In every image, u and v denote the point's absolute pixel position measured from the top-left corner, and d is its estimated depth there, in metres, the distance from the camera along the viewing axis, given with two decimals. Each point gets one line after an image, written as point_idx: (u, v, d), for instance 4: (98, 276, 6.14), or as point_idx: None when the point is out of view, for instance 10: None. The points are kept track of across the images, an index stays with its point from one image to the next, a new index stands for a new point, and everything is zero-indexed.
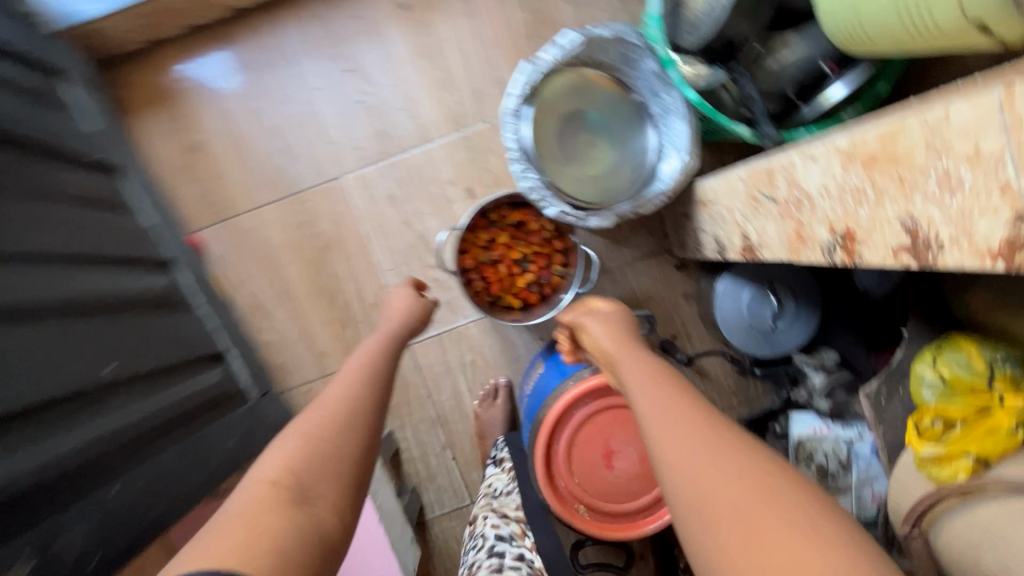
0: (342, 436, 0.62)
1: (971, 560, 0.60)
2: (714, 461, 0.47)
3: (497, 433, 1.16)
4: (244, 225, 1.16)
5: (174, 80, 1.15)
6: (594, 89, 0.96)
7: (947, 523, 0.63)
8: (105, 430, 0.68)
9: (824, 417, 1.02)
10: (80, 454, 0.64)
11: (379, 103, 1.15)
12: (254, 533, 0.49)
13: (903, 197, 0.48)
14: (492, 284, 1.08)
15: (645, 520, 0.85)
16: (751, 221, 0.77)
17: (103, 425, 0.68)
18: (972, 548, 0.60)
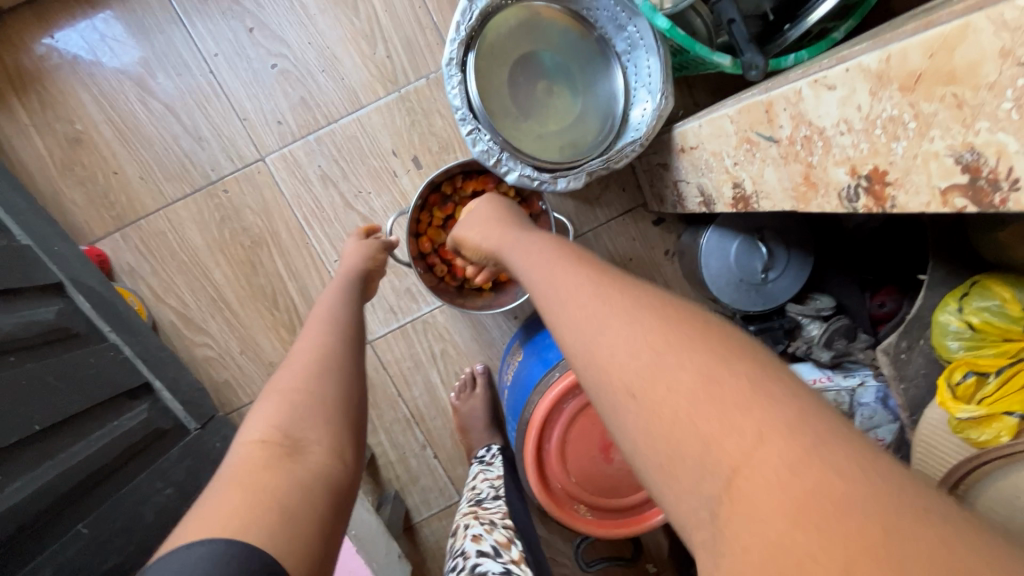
0: (324, 382, 0.52)
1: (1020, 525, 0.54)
2: (632, 341, 0.36)
3: (479, 425, 1.07)
4: (153, 226, 0.99)
5: (34, 58, 0.93)
6: (548, 26, 0.81)
7: (991, 490, 0.57)
8: None
9: (824, 367, 0.96)
10: None
11: (296, 65, 0.97)
12: (254, 492, 0.40)
13: (960, 124, 0.38)
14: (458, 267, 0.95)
15: (651, 510, 0.77)
16: (745, 168, 0.66)
17: None
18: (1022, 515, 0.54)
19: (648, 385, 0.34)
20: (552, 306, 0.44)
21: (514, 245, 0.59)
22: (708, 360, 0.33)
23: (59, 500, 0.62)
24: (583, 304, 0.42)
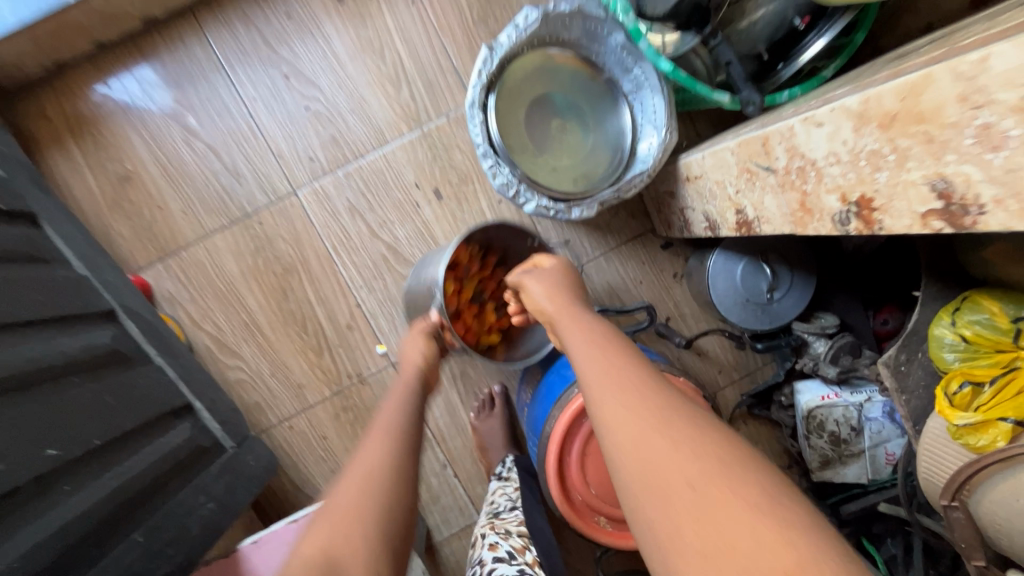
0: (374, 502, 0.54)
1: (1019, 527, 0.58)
2: (701, 467, 0.41)
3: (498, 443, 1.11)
4: (192, 256, 1.06)
5: (89, 104, 1.02)
6: (561, 70, 0.88)
7: (990, 494, 0.60)
8: (40, 537, 0.58)
9: (832, 383, 0.99)
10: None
11: (327, 107, 1.05)
12: None
13: (932, 157, 0.43)
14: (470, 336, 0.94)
15: None
16: (746, 196, 0.71)
17: (34, 534, 0.58)
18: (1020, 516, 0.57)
19: (714, 498, 0.38)
20: (618, 407, 0.48)
21: (574, 330, 0.63)
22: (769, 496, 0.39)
23: (113, 513, 0.67)
24: (636, 426, 0.45)
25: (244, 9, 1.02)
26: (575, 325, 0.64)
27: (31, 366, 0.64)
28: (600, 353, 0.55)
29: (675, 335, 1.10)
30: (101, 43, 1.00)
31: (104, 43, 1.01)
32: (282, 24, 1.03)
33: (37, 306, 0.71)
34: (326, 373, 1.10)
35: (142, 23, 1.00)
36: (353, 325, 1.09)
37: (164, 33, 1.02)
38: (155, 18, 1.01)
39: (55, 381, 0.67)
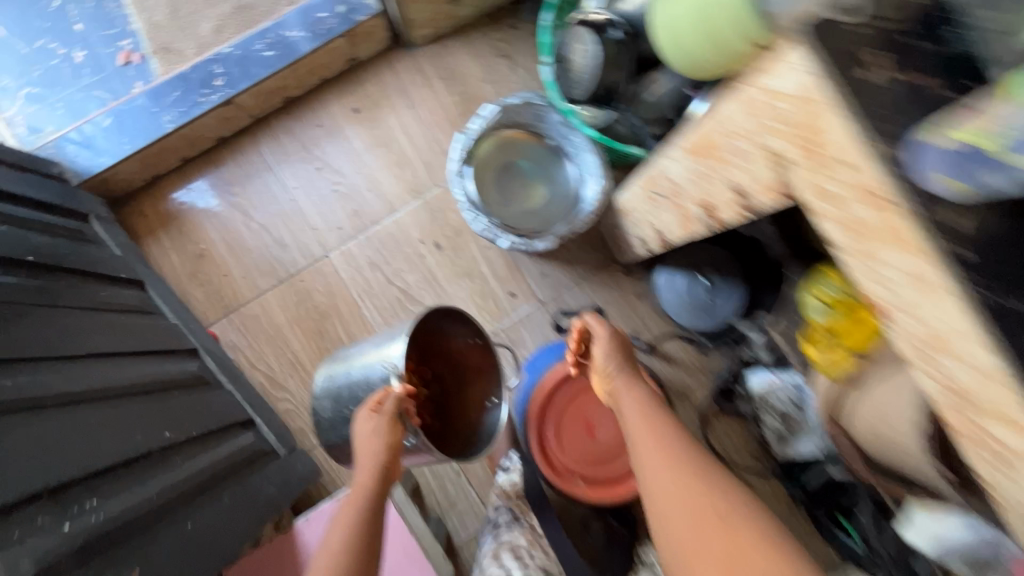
0: None
1: (867, 428, 0.77)
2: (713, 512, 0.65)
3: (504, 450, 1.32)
4: (249, 311, 1.34)
5: (174, 204, 1.36)
6: (518, 144, 1.19)
7: (850, 408, 0.81)
8: (170, 481, 0.79)
9: (771, 367, 1.22)
10: (151, 502, 0.74)
11: (350, 188, 1.37)
12: None
13: (723, 168, 0.69)
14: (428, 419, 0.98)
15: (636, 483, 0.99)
16: (654, 216, 0.99)
17: (167, 478, 0.79)
18: (864, 418, 0.78)
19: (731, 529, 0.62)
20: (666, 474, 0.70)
21: (632, 403, 0.82)
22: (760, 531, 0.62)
23: (213, 480, 0.88)
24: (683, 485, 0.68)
25: (286, 125, 1.37)
26: (631, 393, 0.83)
27: (145, 380, 0.91)
28: (651, 423, 0.77)
29: (637, 342, 1.35)
30: (184, 160, 1.35)
31: (185, 160, 1.36)
32: (314, 132, 1.38)
33: (145, 342, 0.98)
34: None
35: (213, 143, 1.36)
36: None
37: (228, 147, 1.37)
38: (222, 138, 1.36)
39: (158, 395, 0.92)
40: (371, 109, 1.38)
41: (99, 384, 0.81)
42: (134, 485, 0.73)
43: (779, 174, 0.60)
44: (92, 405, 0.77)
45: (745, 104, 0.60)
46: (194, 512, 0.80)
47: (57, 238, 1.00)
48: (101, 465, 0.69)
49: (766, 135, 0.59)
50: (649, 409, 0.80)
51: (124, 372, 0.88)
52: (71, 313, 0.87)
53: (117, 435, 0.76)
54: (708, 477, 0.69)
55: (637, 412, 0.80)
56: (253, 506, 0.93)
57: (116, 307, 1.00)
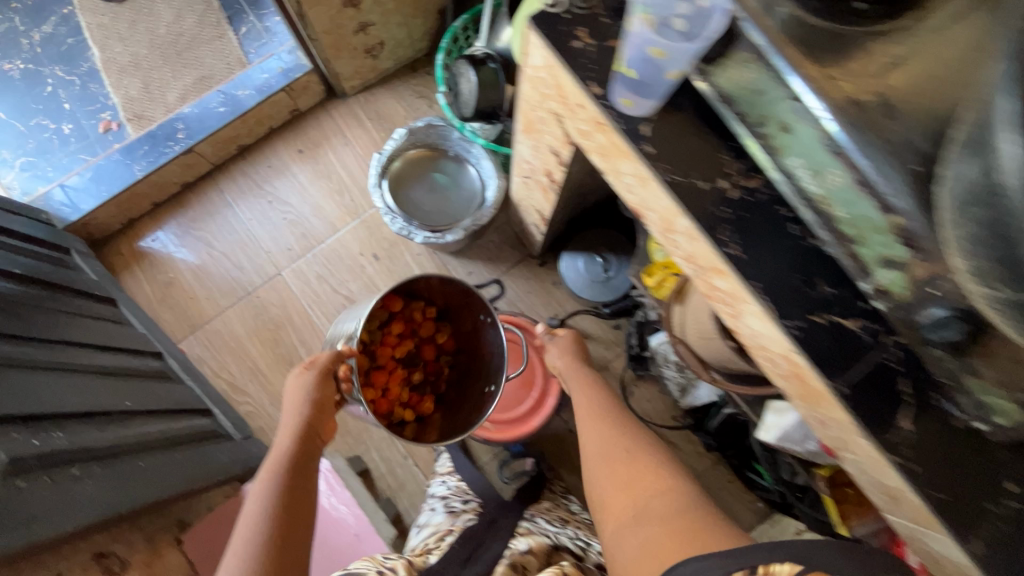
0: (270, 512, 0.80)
1: (693, 334, 0.96)
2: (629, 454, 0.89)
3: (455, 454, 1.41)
4: (213, 327, 1.53)
5: (146, 242, 1.58)
6: (429, 161, 1.44)
7: (683, 322, 0.99)
8: (131, 434, 0.96)
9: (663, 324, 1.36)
10: (114, 445, 0.90)
11: (297, 215, 1.60)
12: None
13: (543, 136, 0.92)
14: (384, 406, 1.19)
15: (534, 418, 1.33)
16: (531, 198, 1.22)
17: (127, 432, 0.95)
18: (690, 327, 0.96)
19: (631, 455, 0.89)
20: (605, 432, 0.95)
21: (579, 382, 1.09)
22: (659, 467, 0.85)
23: (169, 442, 1.04)
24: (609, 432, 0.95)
25: (241, 169, 1.62)
26: (582, 377, 1.10)
27: (111, 366, 1.09)
28: (593, 395, 1.04)
29: (550, 318, 1.52)
30: (155, 205, 1.59)
31: (156, 205, 1.60)
32: (265, 173, 1.62)
33: (114, 340, 1.17)
34: None
35: (179, 188, 1.60)
36: None
37: (192, 192, 1.61)
38: (187, 184, 1.61)
39: (123, 379, 1.09)
40: (313, 150, 1.64)
41: (71, 360, 0.99)
42: (98, 431, 0.90)
43: (563, 128, 0.82)
44: (63, 373, 0.95)
45: (531, 83, 0.83)
46: (153, 456, 0.97)
47: (43, 263, 1.22)
48: (71, 409, 0.87)
49: (547, 102, 0.82)
50: (593, 385, 1.07)
51: (92, 357, 1.06)
52: (48, 312, 1.06)
53: (83, 395, 0.93)
54: (625, 430, 0.94)
55: (585, 391, 1.06)
56: (206, 466, 1.09)
57: (89, 315, 1.20)
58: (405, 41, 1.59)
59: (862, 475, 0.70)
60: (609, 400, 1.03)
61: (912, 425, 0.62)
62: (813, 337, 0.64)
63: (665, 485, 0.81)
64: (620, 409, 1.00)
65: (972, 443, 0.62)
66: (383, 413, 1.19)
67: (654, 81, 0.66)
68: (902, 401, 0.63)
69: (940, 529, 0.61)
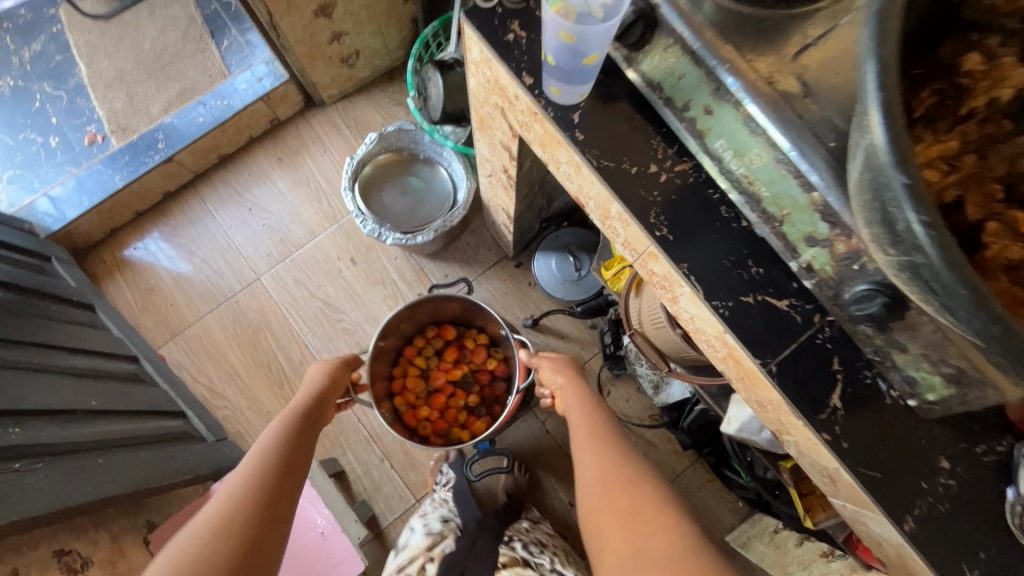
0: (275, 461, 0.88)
1: (649, 325, 0.96)
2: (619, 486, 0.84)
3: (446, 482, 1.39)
4: (193, 333, 1.55)
5: (128, 251, 1.61)
6: (402, 165, 1.46)
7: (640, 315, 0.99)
8: (91, 433, 0.97)
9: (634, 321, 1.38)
10: (72, 443, 0.92)
11: (276, 222, 1.63)
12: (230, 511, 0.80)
13: (494, 132, 0.93)
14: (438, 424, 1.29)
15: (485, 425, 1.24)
16: (497, 197, 1.23)
17: (88, 430, 0.97)
18: (646, 318, 0.97)
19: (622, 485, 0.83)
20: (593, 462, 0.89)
21: (579, 412, 0.99)
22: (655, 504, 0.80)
23: (134, 442, 1.05)
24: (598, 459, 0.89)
25: (222, 178, 1.66)
26: (580, 404, 1.00)
27: (83, 367, 1.11)
28: (592, 423, 0.96)
29: (525, 318, 1.52)
30: (137, 214, 1.62)
31: (138, 214, 1.63)
32: (246, 182, 1.66)
33: (88, 343, 1.19)
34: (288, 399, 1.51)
35: (161, 197, 1.63)
36: (304, 360, 1.53)
37: (174, 201, 1.64)
38: (169, 194, 1.64)
39: (94, 380, 1.11)
40: (293, 158, 1.67)
41: (40, 360, 1.01)
42: (56, 428, 0.91)
43: (508, 121, 0.83)
44: (30, 372, 0.96)
45: (477, 79, 0.85)
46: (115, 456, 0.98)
47: (22, 269, 1.25)
48: (30, 407, 0.89)
49: (492, 96, 0.83)
50: (591, 415, 0.98)
51: (64, 358, 1.08)
52: (22, 315, 1.09)
53: (47, 394, 0.95)
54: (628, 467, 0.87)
55: (584, 423, 0.96)
56: (172, 467, 1.10)
57: (65, 319, 1.22)
58: (381, 51, 1.63)
59: (805, 459, 0.69)
60: (611, 434, 0.94)
61: (843, 403, 0.62)
62: (742, 317, 0.64)
63: (664, 526, 0.77)
64: (619, 443, 0.92)
65: (906, 421, 0.61)
66: (439, 431, 1.29)
67: (593, 61, 0.64)
68: (835, 379, 0.63)
69: (873, 508, 0.60)
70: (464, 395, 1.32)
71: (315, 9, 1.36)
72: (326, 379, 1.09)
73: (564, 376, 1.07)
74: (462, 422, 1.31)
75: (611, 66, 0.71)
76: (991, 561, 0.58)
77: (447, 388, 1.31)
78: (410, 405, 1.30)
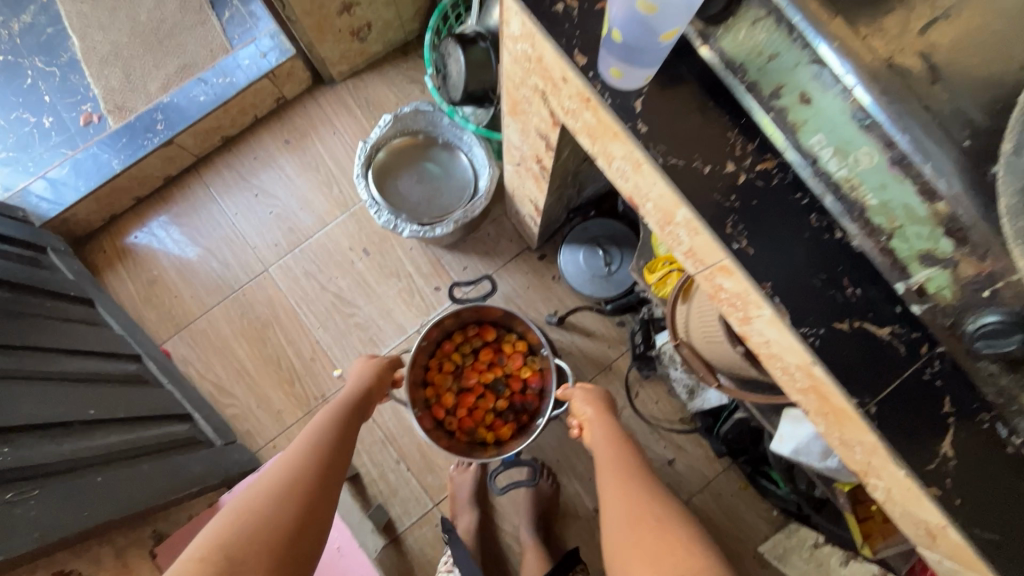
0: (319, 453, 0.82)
1: (699, 336, 0.86)
2: (646, 520, 0.76)
3: (467, 494, 1.32)
4: (198, 327, 1.47)
5: (128, 239, 1.52)
6: (419, 150, 1.36)
7: (687, 323, 0.89)
8: (89, 447, 0.90)
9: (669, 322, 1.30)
10: (67, 460, 0.84)
11: (284, 209, 1.53)
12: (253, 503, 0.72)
13: (528, 117, 0.82)
14: (466, 423, 1.20)
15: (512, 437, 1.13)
16: (526, 187, 1.12)
17: (86, 444, 0.90)
18: (694, 329, 0.87)
19: (649, 522, 0.75)
20: (618, 493, 0.81)
21: (606, 445, 0.91)
22: (689, 548, 0.71)
23: (136, 453, 0.98)
24: (624, 490, 0.81)
25: (227, 162, 1.56)
26: (607, 440, 0.92)
27: (80, 371, 1.03)
28: (617, 457, 0.87)
29: (549, 315, 1.43)
30: (137, 200, 1.53)
31: (139, 200, 1.54)
32: (251, 165, 1.56)
33: (86, 343, 1.11)
34: (298, 398, 1.44)
35: (162, 182, 1.54)
36: (315, 357, 1.45)
37: (176, 186, 1.55)
38: (170, 178, 1.55)
39: (93, 385, 1.03)
40: (300, 140, 1.56)
41: (33, 366, 0.94)
42: (50, 445, 0.84)
43: (549, 106, 0.72)
44: (22, 381, 0.89)
45: (511, 58, 0.74)
46: (114, 471, 0.91)
47: (15, 262, 1.16)
48: (20, 422, 0.81)
49: (530, 78, 0.72)
50: (619, 448, 0.90)
51: (60, 362, 1.00)
52: (14, 315, 1.01)
53: (40, 405, 0.87)
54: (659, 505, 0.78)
55: (612, 454, 0.88)
56: (178, 478, 1.03)
57: (62, 316, 1.14)
58: (394, 23, 1.50)
59: (894, 505, 0.60)
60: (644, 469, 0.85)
61: (955, 451, 0.52)
62: (834, 347, 0.54)
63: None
64: (650, 481, 0.83)
65: None
66: (465, 430, 1.20)
67: (622, 41, 0.55)
68: (945, 423, 0.53)
69: (987, 575, 0.51)
70: (496, 398, 1.21)
71: None
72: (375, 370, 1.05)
73: (593, 407, 0.99)
74: (489, 425, 1.20)
75: (680, 43, 0.60)
76: None
77: (478, 389, 1.21)
78: (438, 398, 1.21)
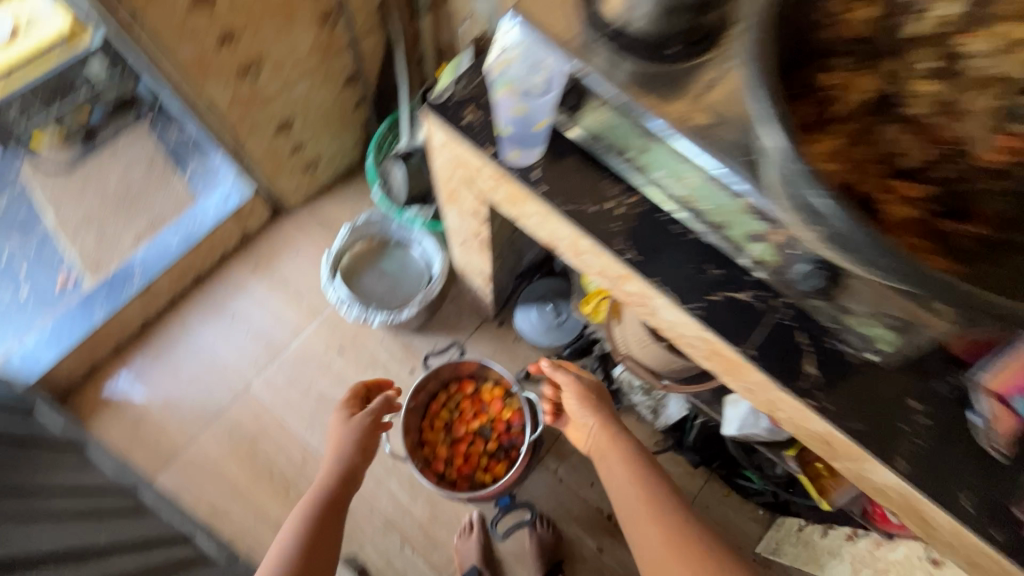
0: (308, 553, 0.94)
1: (635, 346, 1.04)
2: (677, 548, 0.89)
3: (474, 560, 1.36)
4: (187, 455, 1.52)
5: (110, 385, 1.59)
6: (376, 251, 1.56)
7: (625, 339, 1.07)
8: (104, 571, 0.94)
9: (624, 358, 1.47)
10: None
11: (259, 327, 1.66)
12: None
13: (461, 202, 1.04)
14: (463, 468, 1.29)
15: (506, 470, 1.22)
16: (472, 261, 1.32)
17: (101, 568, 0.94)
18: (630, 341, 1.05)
19: (681, 551, 0.89)
20: (646, 524, 0.94)
21: (612, 452, 1.05)
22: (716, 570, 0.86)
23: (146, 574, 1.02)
24: (649, 519, 0.94)
25: (200, 296, 1.70)
26: (622, 462, 1.02)
27: (84, 507, 1.08)
28: (638, 484, 1.00)
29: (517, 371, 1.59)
30: (118, 347, 1.63)
31: (119, 347, 1.63)
32: (224, 295, 1.70)
33: (85, 482, 1.16)
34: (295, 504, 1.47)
35: (141, 326, 1.66)
36: (306, 459, 1.52)
37: (154, 327, 1.66)
38: (147, 321, 1.66)
39: (97, 517, 1.08)
40: (267, 264, 1.74)
41: (42, 506, 0.99)
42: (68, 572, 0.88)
43: (475, 189, 0.94)
44: (34, 519, 0.94)
45: (439, 161, 0.97)
46: None
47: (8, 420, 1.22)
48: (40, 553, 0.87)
49: (456, 172, 0.95)
50: (622, 453, 1.04)
51: (65, 501, 1.06)
52: (17, 464, 1.07)
53: (55, 537, 0.92)
54: (665, 495, 0.97)
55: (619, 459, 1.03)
56: None
57: (58, 462, 1.19)
58: (338, 154, 1.77)
59: (800, 431, 0.75)
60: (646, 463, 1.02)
61: (817, 369, 0.70)
62: (713, 312, 0.73)
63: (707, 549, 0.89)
64: (672, 506, 0.96)
65: (873, 375, 0.70)
66: (464, 475, 1.28)
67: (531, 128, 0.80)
68: (804, 351, 0.71)
69: (867, 457, 0.67)
70: (485, 441, 1.31)
71: (275, 127, 1.51)
72: (351, 427, 1.12)
73: (592, 412, 1.11)
74: (484, 467, 1.29)
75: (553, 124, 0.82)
76: (980, 483, 0.65)
77: (468, 436, 1.31)
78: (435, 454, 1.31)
